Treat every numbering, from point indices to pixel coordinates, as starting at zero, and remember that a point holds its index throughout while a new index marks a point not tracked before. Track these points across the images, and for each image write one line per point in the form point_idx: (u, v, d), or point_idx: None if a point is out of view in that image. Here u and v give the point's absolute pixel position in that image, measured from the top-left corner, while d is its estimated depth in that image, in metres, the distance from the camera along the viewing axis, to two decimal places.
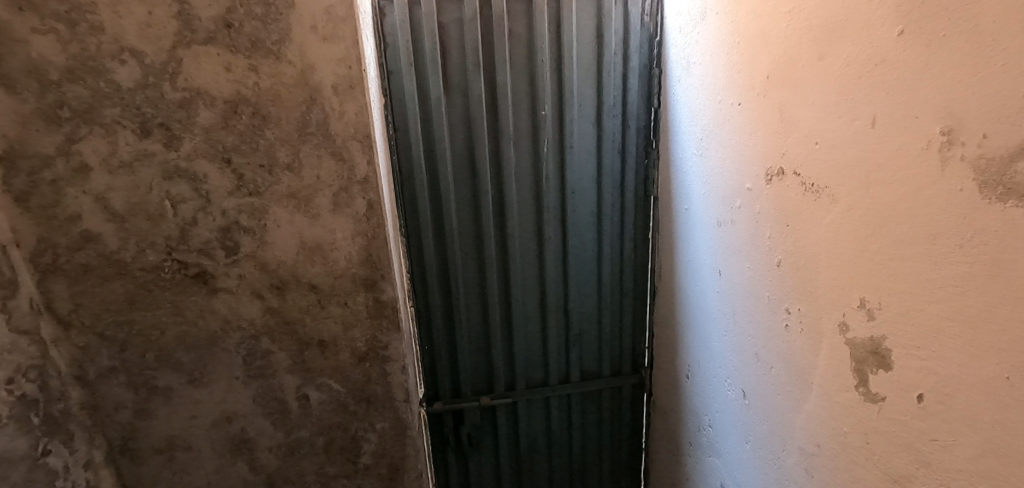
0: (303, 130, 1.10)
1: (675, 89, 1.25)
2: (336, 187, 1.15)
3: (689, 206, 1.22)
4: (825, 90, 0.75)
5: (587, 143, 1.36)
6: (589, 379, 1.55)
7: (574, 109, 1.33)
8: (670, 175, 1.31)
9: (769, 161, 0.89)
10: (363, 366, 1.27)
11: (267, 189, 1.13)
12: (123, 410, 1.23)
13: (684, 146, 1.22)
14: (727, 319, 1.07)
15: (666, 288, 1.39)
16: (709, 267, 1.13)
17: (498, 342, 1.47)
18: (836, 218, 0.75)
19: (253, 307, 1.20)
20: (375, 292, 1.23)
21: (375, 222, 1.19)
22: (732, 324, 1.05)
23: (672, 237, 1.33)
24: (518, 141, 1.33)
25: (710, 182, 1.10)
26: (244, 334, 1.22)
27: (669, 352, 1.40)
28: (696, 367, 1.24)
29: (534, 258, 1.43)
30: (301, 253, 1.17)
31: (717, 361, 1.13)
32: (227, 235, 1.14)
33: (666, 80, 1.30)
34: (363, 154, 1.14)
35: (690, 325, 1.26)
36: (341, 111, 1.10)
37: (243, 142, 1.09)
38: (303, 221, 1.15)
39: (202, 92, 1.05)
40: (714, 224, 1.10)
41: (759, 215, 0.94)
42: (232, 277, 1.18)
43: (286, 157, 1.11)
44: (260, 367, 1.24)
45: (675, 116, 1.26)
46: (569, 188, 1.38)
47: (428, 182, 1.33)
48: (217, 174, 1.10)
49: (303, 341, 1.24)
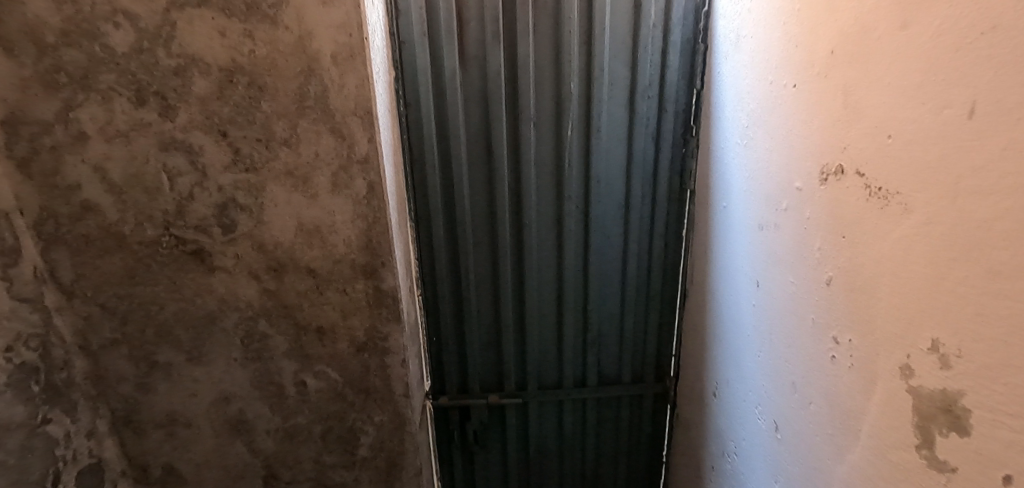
0: (300, 103, 1.02)
1: (721, 67, 1.08)
2: (335, 166, 1.06)
3: (727, 204, 1.06)
4: (906, 68, 0.58)
5: (618, 128, 1.22)
6: (608, 384, 1.43)
7: (603, 88, 1.19)
8: (710, 167, 1.15)
9: (825, 156, 0.73)
10: (361, 357, 1.20)
11: (264, 165, 1.05)
12: (125, 383, 1.19)
13: (726, 134, 1.06)
14: (762, 338, 0.92)
15: (698, 293, 1.24)
16: (747, 276, 0.98)
17: (511, 339, 1.38)
18: (908, 233, 0.58)
19: (250, 288, 1.15)
20: (375, 280, 1.15)
21: (376, 206, 1.10)
22: (769, 345, 0.90)
23: (706, 238, 1.17)
24: (540, 122, 1.21)
25: (754, 178, 0.94)
26: (241, 315, 1.16)
27: (697, 364, 1.25)
28: (725, 386, 1.09)
29: (552, 251, 1.31)
30: (298, 235, 1.11)
31: (748, 383, 0.98)
32: (223, 212, 1.08)
33: (712, 57, 1.14)
34: (364, 132, 1.05)
35: (721, 338, 1.11)
36: (341, 84, 1.02)
37: (239, 114, 1.02)
38: (301, 201, 1.08)
39: (197, 59, 0.98)
40: (754, 227, 0.94)
41: (808, 222, 0.78)
42: (229, 256, 1.12)
43: (283, 132, 1.04)
44: (257, 350, 1.19)
45: (719, 99, 1.09)
46: (595, 177, 1.25)
47: (440, 164, 1.23)
48: (213, 148, 1.04)
49: (300, 327, 1.18)
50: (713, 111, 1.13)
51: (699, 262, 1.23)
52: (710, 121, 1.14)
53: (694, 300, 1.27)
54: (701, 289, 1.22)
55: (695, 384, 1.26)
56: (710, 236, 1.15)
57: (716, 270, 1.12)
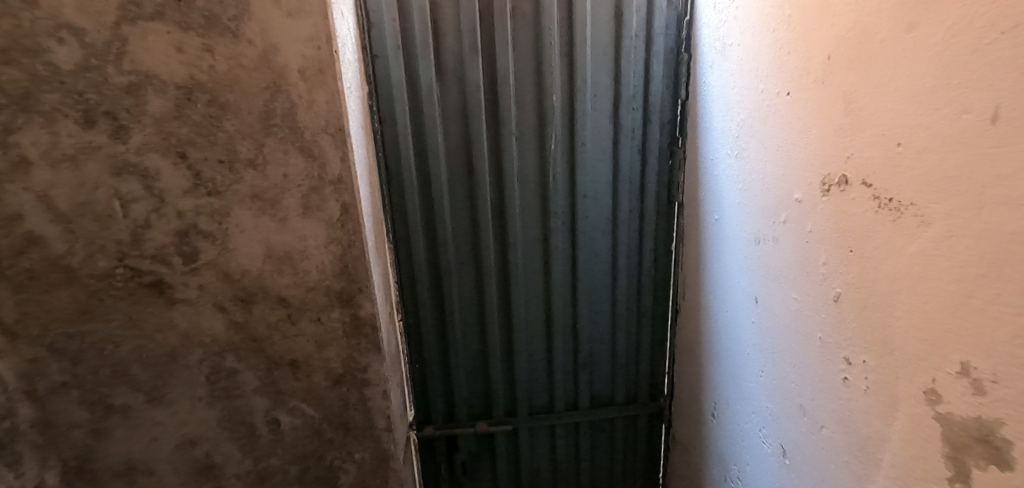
0: (266, 121, 0.94)
1: (706, 77, 1.05)
2: (306, 188, 0.99)
3: (719, 218, 1.02)
4: (915, 71, 0.55)
5: (603, 140, 1.18)
6: (601, 406, 1.38)
7: (587, 101, 1.15)
8: (699, 179, 1.11)
9: (826, 166, 0.69)
10: (339, 390, 1.12)
11: (228, 188, 0.97)
12: (77, 430, 1.06)
13: (715, 145, 1.02)
14: (764, 358, 0.88)
15: (690, 309, 1.20)
16: (744, 292, 0.94)
17: (498, 363, 1.31)
18: (927, 247, 0.54)
19: (215, 321, 1.05)
20: (352, 308, 1.07)
21: (352, 228, 1.03)
22: (772, 365, 0.85)
23: (698, 252, 1.14)
24: (522, 137, 1.16)
25: (748, 190, 0.90)
26: (206, 351, 1.07)
27: (693, 383, 1.21)
28: (725, 406, 1.05)
29: (539, 269, 1.26)
30: (267, 262, 1.03)
31: (750, 404, 0.94)
32: (184, 240, 0.99)
33: (696, 66, 1.10)
34: (336, 151, 0.98)
35: (717, 357, 1.07)
36: (310, 100, 0.95)
37: (199, 134, 0.93)
38: (269, 226, 1.00)
39: (152, 76, 0.89)
40: (750, 240, 0.90)
41: (811, 235, 0.74)
42: (191, 287, 1.02)
43: (248, 153, 0.96)
44: (225, 387, 1.10)
45: (706, 109, 1.06)
46: (581, 191, 1.20)
47: (419, 181, 1.17)
48: (171, 172, 0.94)
49: (272, 360, 1.09)
50: (699, 122, 1.09)
51: (691, 277, 1.19)
52: (697, 132, 1.11)
53: (686, 316, 1.23)
54: (694, 305, 1.18)
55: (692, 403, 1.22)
56: (701, 250, 1.12)
57: (709, 285, 1.08)
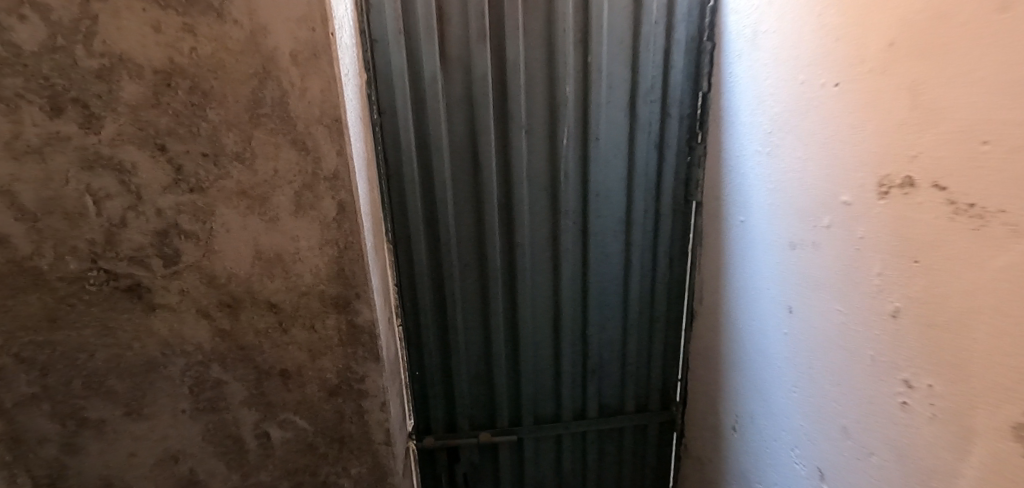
0: (254, 110, 0.85)
1: (733, 67, 0.98)
2: (298, 184, 0.90)
3: (746, 219, 0.95)
4: (1009, 58, 0.47)
5: (618, 135, 1.10)
6: (610, 415, 1.31)
7: (602, 92, 1.07)
8: (722, 177, 1.04)
9: (885, 166, 0.61)
10: (334, 402, 1.04)
11: (212, 184, 0.88)
12: (48, 444, 0.98)
13: (743, 141, 0.94)
14: (799, 373, 0.81)
15: (709, 315, 1.13)
16: (775, 300, 0.86)
17: (503, 371, 1.24)
18: (1020, 261, 0.47)
19: (199, 328, 0.96)
20: (348, 314, 0.99)
21: (348, 229, 0.94)
22: (810, 381, 0.78)
23: (719, 255, 1.06)
24: (532, 130, 1.08)
25: (782, 190, 0.83)
26: (189, 360, 0.98)
27: (710, 392, 1.14)
28: (748, 421, 0.98)
29: (547, 272, 1.18)
30: (256, 265, 0.94)
31: (779, 420, 0.87)
32: (164, 240, 0.90)
33: (722, 55, 1.02)
34: (331, 144, 0.89)
35: (742, 367, 1.00)
36: (303, 88, 0.86)
37: (180, 125, 0.84)
38: (257, 225, 0.92)
39: (126, 59, 0.80)
40: (785, 245, 0.83)
41: (862, 242, 0.66)
42: (172, 291, 0.93)
43: (234, 146, 0.86)
44: (210, 399, 1.01)
45: (732, 101, 0.98)
46: (593, 189, 1.13)
47: (420, 177, 1.09)
48: (148, 166, 0.85)
49: (261, 371, 1.01)
50: (724, 116, 1.02)
51: (711, 281, 1.12)
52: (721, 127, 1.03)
53: (704, 322, 1.16)
54: (714, 312, 1.10)
55: (709, 414, 1.15)
56: (724, 253, 1.04)
57: (734, 290, 1.01)
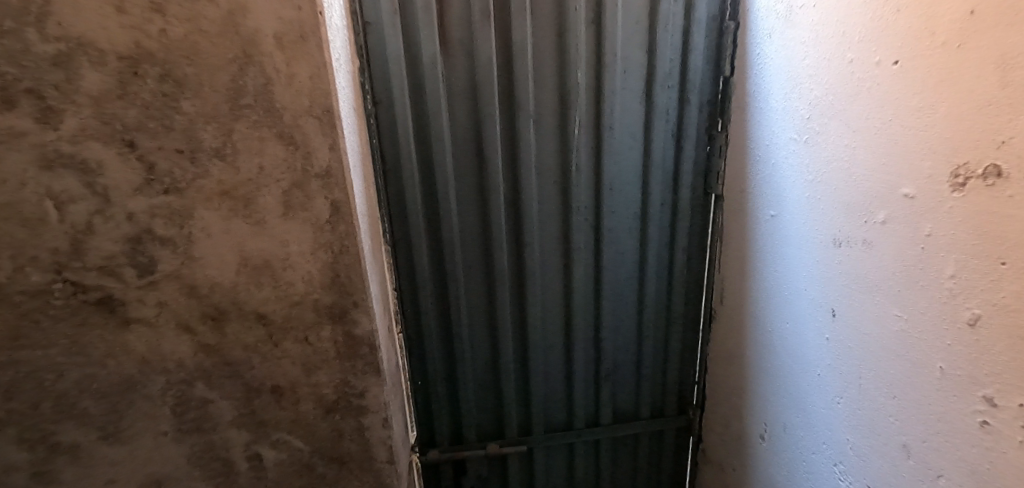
0: (235, 100, 0.76)
1: (763, 47, 0.90)
2: (287, 183, 0.81)
3: (779, 213, 0.87)
4: None
5: (633, 124, 1.02)
6: (624, 421, 1.24)
7: (616, 77, 0.98)
8: (748, 168, 0.96)
9: (963, 153, 0.54)
10: (332, 419, 0.96)
11: (190, 185, 0.79)
12: (15, 475, 0.86)
13: (774, 128, 0.87)
14: (845, 383, 0.74)
15: (732, 315, 1.06)
16: (816, 302, 0.79)
17: (511, 378, 1.17)
18: None
19: (180, 344, 0.87)
20: (346, 325, 0.90)
21: (343, 231, 0.85)
22: (859, 392, 0.71)
23: (745, 252, 0.99)
24: (540, 120, 1.00)
25: (823, 181, 0.76)
26: (171, 379, 0.89)
27: (735, 397, 1.07)
28: (781, 430, 0.91)
29: (558, 273, 1.11)
30: (242, 273, 0.85)
31: (820, 432, 0.80)
32: (137, 247, 0.80)
33: (747, 36, 0.95)
34: (323, 138, 0.80)
35: (773, 373, 0.93)
36: (289, 75, 0.76)
37: (150, 118, 0.74)
38: (242, 229, 0.83)
39: (85, 43, 0.69)
40: (827, 243, 0.76)
41: (928, 241, 0.59)
42: (149, 304, 0.84)
43: (213, 141, 0.77)
44: (195, 419, 0.92)
45: (761, 85, 0.90)
46: (607, 183, 1.05)
47: (420, 173, 1.00)
48: (116, 164, 0.75)
49: (250, 388, 0.92)
50: (751, 101, 0.94)
51: (734, 279, 1.04)
52: (748, 113, 0.96)
53: (727, 323, 1.09)
54: (739, 312, 1.03)
55: (734, 420, 1.09)
56: (751, 250, 0.97)
57: (763, 290, 0.94)
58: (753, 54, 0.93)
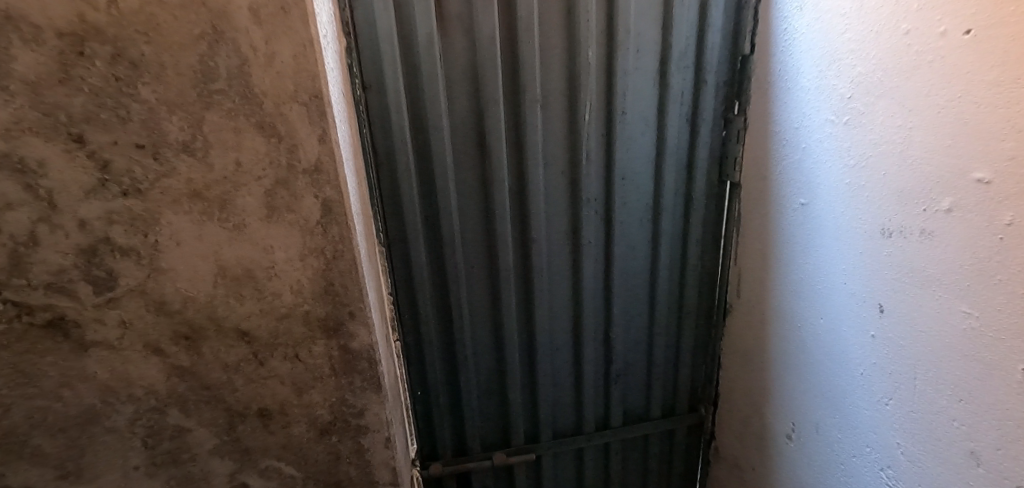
0: (204, 85, 0.64)
1: (797, 20, 0.85)
2: (269, 180, 0.70)
3: (816, 199, 0.83)
4: None
5: (646, 107, 0.99)
6: (634, 423, 1.24)
7: (629, 57, 0.94)
8: (778, 152, 0.93)
9: None
10: (327, 442, 0.86)
11: (153, 185, 0.67)
12: None
13: (811, 110, 0.83)
14: (900, 377, 0.71)
15: (759, 306, 1.03)
16: (862, 292, 0.76)
17: (517, 381, 1.13)
18: None
19: (150, 367, 0.76)
20: (341, 339, 0.80)
21: (336, 235, 0.75)
22: (919, 387, 0.68)
23: (775, 240, 0.96)
24: (548, 104, 0.95)
25: (872, 166, 0.72)
26: (140, 407, 0.78)
27: (762, 391, 1.05)
28: (820, 424, 0.88)
29: (566, 274, 1.07)
30: (221, 286, 0.74)
31: (870, 426, 0.77)
32: (93, 260, 0.68)
33: (777, 13, 0.91)
34: (310, 128, 0.69)
35: (806, 368, 0.90)
36: (269, 55, 0.65)
37: (101, 107, 0.62)
38: (217, 235, 0.72)
39: (15, 17, 0.57)
40: (875, 232, 0.72)
41: (1009, 231, 0.55)
42: (110, 325, 0.72)
43: (180, 134, 0.66)
44: (170, 451, 0.82)
45: (795, 63, 0.87)
46: (619, 173, 1.01)
47: (416, 165, 0.94)
48: (60, 163, 0.63)
49: (234, 413, 0.81)
50: (783, 79, 0.90)
51: (760, 269, 1.01)
52: (779, 92, 0.92)
53: (751, 315, 1.06)
54: (766, 302, 1.01)
55: (759, 418, 1.07)
56: (780, 238, 0.93)
57: (794, 280, 0.91)
58: (785, 27, 0.89)
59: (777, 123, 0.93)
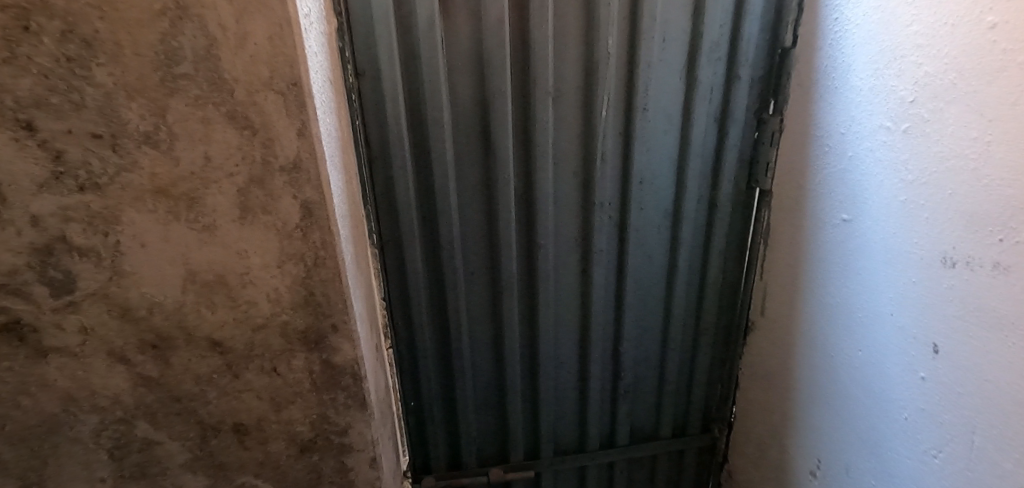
0: (168, 68, 0.56)
1: (853, 9, 0.77)
2: (242, 178, 0.62)
3: (871, 215, 0.77)
4: None
5: (670, 103, 0.90)
6: (643, 442, 1.20)
7: (654, 47, 0.86)
8: (825, 158, 0.86)
9: None
10: (308, 460, 0.80)
11: (114, 180, 0.60)
12: None
13: (869, 116, 0.76)
14: (963, 418, 0.65)
15: (794, 321, 0.98)
16: (922, 320, 0.70)
17: (517, 396, 1.08)
18: None
19: (114, 377, 0.69)
20: (323, 352, 0.73)
21: (317, 240, 0.67)
22: (982, 431, 0.63)
23: (816, 253, 0.90)
24: (560, 97, 0.87)
25: (942, 186, 0.65)
26: (105, 418, 0.71)
27: (794, 410, 1.00)
28: (863, 453, 0.83)
29: (574, 286, 1.01)
30: (190, 292, 0.67)
31: (922, 464, 0.72)
32: (49, 260, 0.61)
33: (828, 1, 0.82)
34: (287, 121, 0.60)
35: (849, 392, 0.85)
36: (241, 36, 0.56)
37: (52, 91, 0.55)
38: (186, 236, 0.64)
39: None
40: (938, 259, 0.66)
41: None
42: (70, 331, 0.65)
43: (141, 124, 0.58)
44: (140, 464, 0.75)
45: (849, 61, 0.79)
46: (636, 176, 0.94)
47: (414, 161, 0.86)
48: (9, 153, 0.56)
49: (207, 427, 0.75)
50: (833, 75, 0.82)
51: (797, 283, 0.95)
52: (828, 90, 0.84)
53: (785, 330, 1.00)
54: (803, 318, 0.95)
55: (785, 440, 1.03)
56: (826, 252, 0.87)
57: (838, 297, 0.85)
58: (838, 16, 0.80)
59: (823, 124, 0.85)
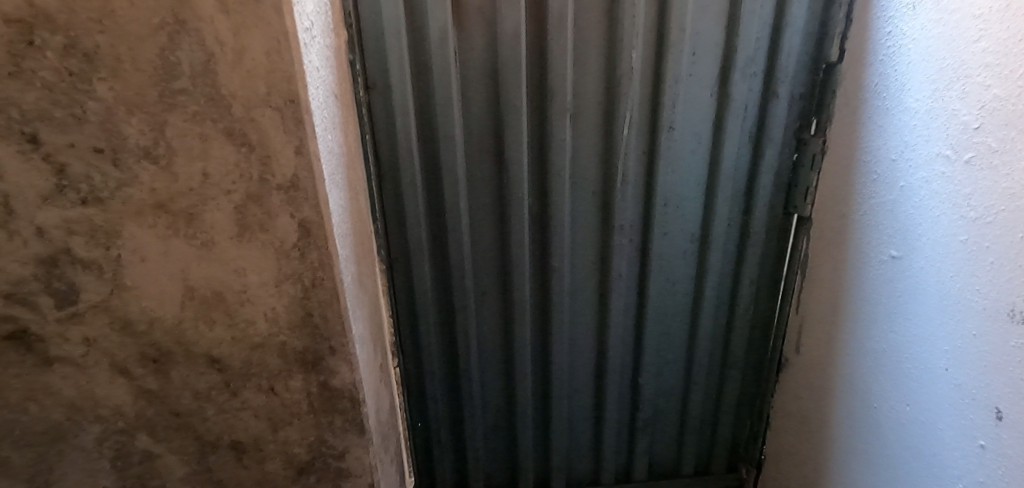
0: (167, 83, 0.54)
1: (912, 23, 0.69)
2: (239, 195, 0.60)
3: (926, 255, 0.69)
4: None
5: (699, 121, 0.86)
6: (660, 477, 1.18)
7: (681, 60, 0.81)
8: (875, 186, 0.78)
9: None
10: (305, 481, 0.79)
11: (115, 194, 0.58)
12: None
13: (926, 143, 0.68)
14: None
15: (835, 360, 0.90)
16: (983, 378, 0.62)
17: (528, 419, 1.07)
18: None
19: (117, 389, 0.68)
20: (320, 375, 0.71)
21: (315, 260, 0.65)
22: None
23: (862, 289, 0.82)
24: (579, 113, 0.84)
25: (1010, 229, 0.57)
26: (107, 428, 0.71)
27: (831, 457, 0.92)
28: None
29: (589, 314, 0.99)
30: (190, 309, 0.65)
31: None
32: (53, 271, 0.60)
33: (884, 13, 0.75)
34: (285, 138, 0.58)
35: (895, 447, 0.77)
36: (238, 50, 0.53)
37: (55, 104, 0.53)
38: (185, 252, 0.62)
39: None
40: (1003, 311, 0.58)
41: None
42: (74, 342, 0.65)
43: (142, 138, 0.56)
44: (141, 475, 0.75)
45: (904, 80, 0.71)
46: (660, 197, 0.90)
47: (423, 176, 0.85)
48: (14, 165, 0.55)
49: (205, 443, 0.74)
50: (887, 95, 0.74)
51: (840, 319, 0.87)
52: (881, 111, 0.76)
53: (825, 370, 0.92)
54: (846, 359, 0.87)
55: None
56: (873, 289, 0.79)
57: (885, 340, 0.77)
58: (895, 30, 0.72)
59: (874, 149, 0.78)
